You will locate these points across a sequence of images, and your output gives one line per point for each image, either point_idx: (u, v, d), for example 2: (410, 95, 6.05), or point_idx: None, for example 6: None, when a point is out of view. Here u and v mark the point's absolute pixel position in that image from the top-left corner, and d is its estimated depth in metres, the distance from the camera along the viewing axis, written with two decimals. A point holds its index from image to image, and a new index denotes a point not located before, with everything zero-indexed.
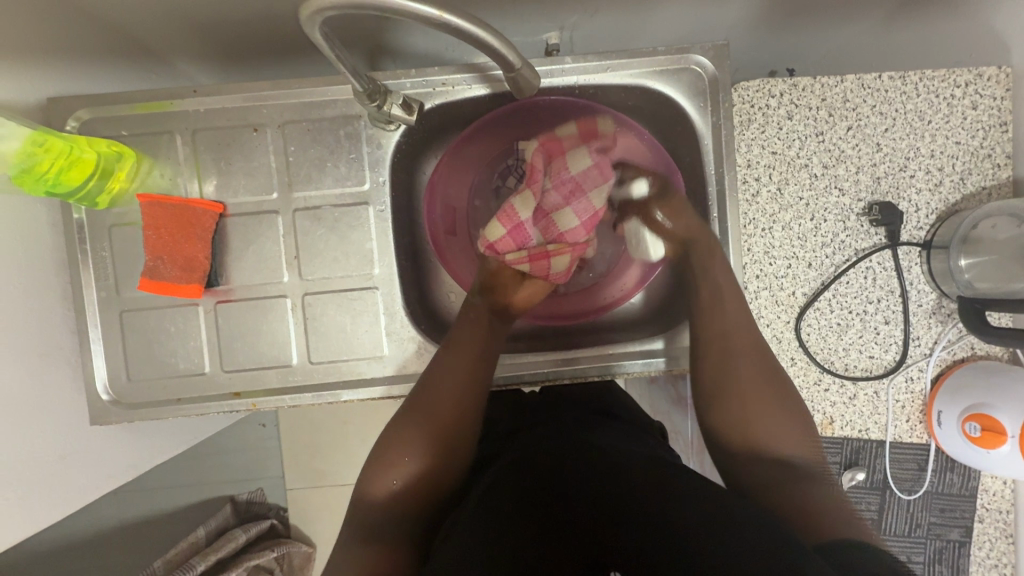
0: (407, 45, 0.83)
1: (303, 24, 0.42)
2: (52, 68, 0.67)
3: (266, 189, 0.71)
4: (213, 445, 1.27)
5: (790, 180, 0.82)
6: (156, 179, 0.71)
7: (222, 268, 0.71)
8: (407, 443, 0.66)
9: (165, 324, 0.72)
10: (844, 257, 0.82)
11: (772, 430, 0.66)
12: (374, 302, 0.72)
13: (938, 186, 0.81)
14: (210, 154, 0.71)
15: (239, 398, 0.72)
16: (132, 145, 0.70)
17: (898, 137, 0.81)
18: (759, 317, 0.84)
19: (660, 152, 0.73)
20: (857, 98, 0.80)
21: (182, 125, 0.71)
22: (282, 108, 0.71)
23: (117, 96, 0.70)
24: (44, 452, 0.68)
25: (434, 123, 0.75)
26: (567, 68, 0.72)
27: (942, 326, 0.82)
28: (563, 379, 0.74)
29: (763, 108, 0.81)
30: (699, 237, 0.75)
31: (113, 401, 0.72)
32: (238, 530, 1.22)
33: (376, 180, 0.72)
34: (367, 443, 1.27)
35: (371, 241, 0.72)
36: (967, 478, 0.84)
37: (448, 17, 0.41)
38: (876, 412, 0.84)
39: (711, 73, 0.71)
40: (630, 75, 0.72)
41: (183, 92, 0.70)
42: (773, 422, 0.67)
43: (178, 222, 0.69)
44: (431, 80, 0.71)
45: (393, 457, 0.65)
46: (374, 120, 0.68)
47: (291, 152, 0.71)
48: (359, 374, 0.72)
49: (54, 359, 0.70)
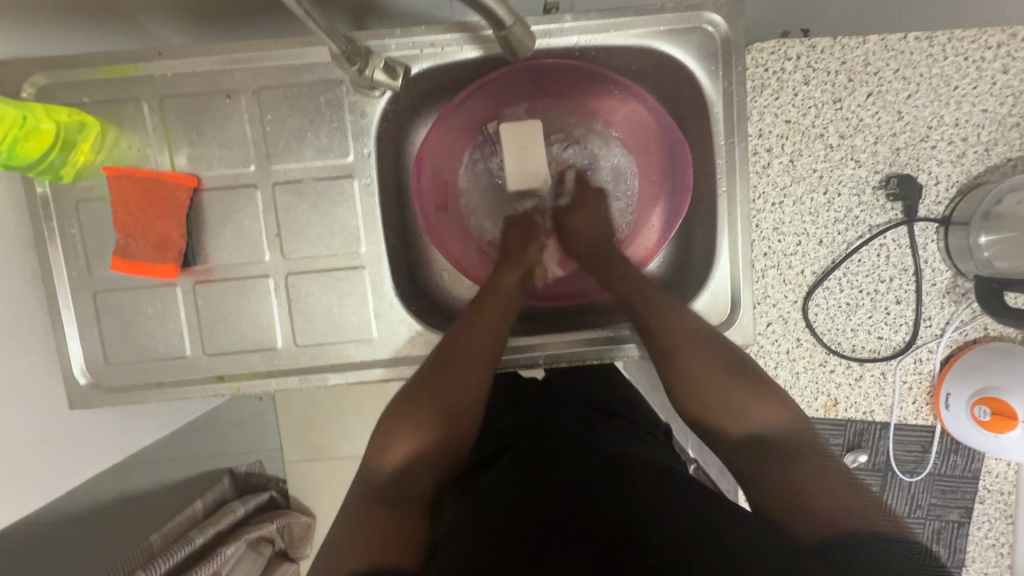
0: (392, 3, 0.76)
1: None
2: (3, 27, 0.62)
3: (242, 161, 0.66)
4: (206, 421, 1.25)
5: (804, 151, 0.77)
6: (123, 151, 0.66)
7: (199, 248, 0.67)
8: (412, 419, 0.61)
9: (141, 306, 0.68)
10: (857, 233, 0.78)
11: (748, 413, 0.59)
12: (362, 283, 0.68)
13: (961, 158, 0.76)
14: (181, 124, 0.66)
15: (222, 382, 0.69)
16: (95, 113, 0.65)
17: (921, 105, 0.75)
18: (766, 296, 0.80)
19: (661, 114, 0.69)
20: (880, 62, 0.74)
21: (149, 91, 0.65)
22: (256, 72, 0.65)
23: (76, 59, 0.64)
24: (23, 436, 0.66)
25: (423, 89, 0.70)
26: (566, 28, 0.65)
27: (956, 306, 0.79)
28: (562, 363, 0.71)
29: (778, 72, 0.76)
30: (705, 214, 0.71)
31: (91, 385, 0.69)
32: (236, 504, 1.21)
33: (361, 152, 0.67)
34: (362, 418, 1.26)
35: (356, 217, 0.68)
36: (970, 460, 0.83)
37: None
38: (882, 394, 0.82)
39: (723, 32, 0.65)
40: (634, 35, 0.66)
41: (147, 54, 0.64)
42: (750, 399, 0.59)
43: (150, 198, 0.65)
44: (419, 41, 0.65)
45: (392, 445, 0.60)
46: (356, 86, 0.63)
47: (268, 121, 0.66)
48: (348, 358, 0.69)
49: (25, 342, 0.67)
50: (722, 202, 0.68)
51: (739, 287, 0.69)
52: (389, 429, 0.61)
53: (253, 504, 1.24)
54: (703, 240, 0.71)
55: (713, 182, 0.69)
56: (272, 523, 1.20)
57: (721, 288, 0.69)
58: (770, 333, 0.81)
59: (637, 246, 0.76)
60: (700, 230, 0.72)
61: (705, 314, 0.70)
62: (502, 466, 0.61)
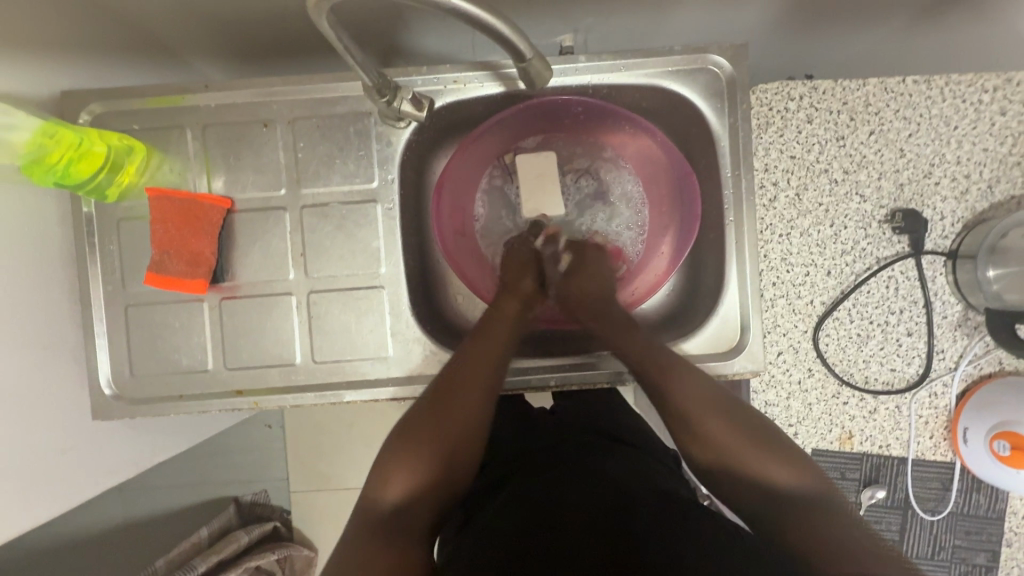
0: (420, 46, 0.82)
1: (310, 11, 0.42)
2: (65, 62, 0.68)
3: (274, 185, 0.71)
4: (215, 446, 1.25)
5: (810, 185, 0.80)
6: (165, 175, 0.70)
7: (227, 265, 0.71)
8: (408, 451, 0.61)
9: (169, 319, 0.71)
10: (864, 265, 0.80)
11: (766, 468, 0.57)
12: (380, 302, 0.71)
13: (964, 194, 0.78)
14: (220, 150, 0.70)
15: (240, 396, 0.71)
16: (143, 139, 0.70)
17: (922, 144, 0.78)
18: (775, 326, 0.81)
19: (670, 148, 0.73)
20: (881, 103, 0.78)
21: (193, 120, 0.70)
22: (293, 104, 0.70)
23: (129, 91, 0.70)
24: (45, 445, 0.68)
25: (445, 122, 0.74)
26: (581, 67, 0.70)
27: (968, 339, 0.79)
28: (571, 386, 0.71)
29: (782, 111, 0.79)
30: (714, 243, 0.73)
31: (115, 396, 0.71)
32: (240, 532, 1.19)
33: (385, 178, 0.71)
34: (371, 446, 1.25)
35: (378, 239, 0.71)
36: (994, 499, 0.81)
37: (457, 2, 0.41)
38: (898, 428, 0.81)
39: (728, 73, 0.69)
40: (644, 75, 0.71)
41: (195, 87, 0.70)
42: (768, 457, 0.57)
43: (186, 217, 0.68)
44: (443, 77, 0.70)
45: (390, 478, 0.59)
46: (383, 118, 0.68)
47: (300, 148, 0.70)
48: (363, 375, 0.71)
49: (55, 352, 0.69)
50: (730, 231, 0.71)
51: (748, 315, 0.70)
52: (388, 462, 0.61)
53: (258, 533, 1.21)
54: (713, 268, 0.73)
55: (721, 212, 0.71)
56: (272, 553, 1.17)
57: (731, 314, 0.71)
58: (781, 362, 0.81)
59: (646, 274, 0.78)
60: (709, 257, 0.74)
61: (714, 341, 0.71)
62: (504, 491, 0.62)
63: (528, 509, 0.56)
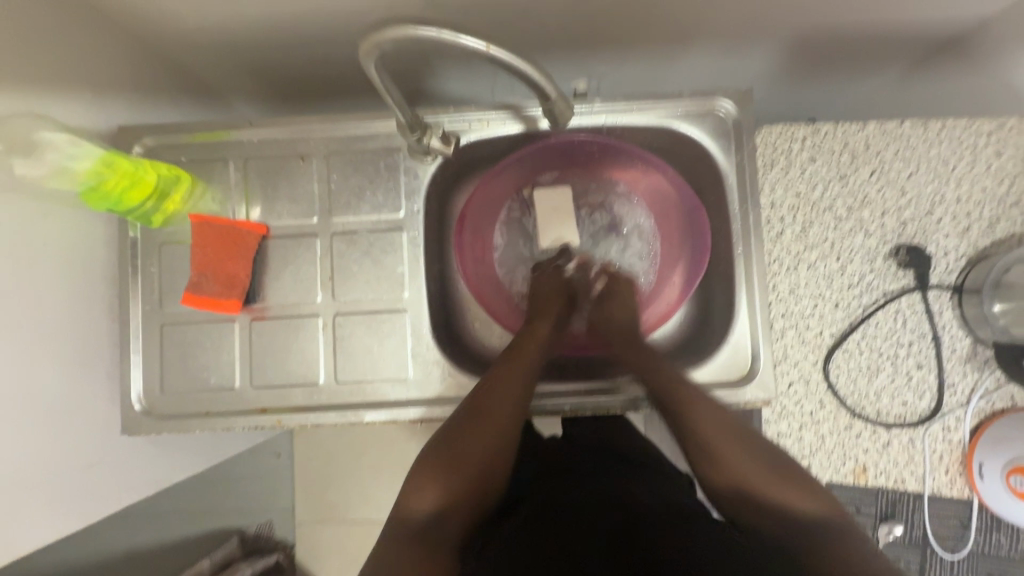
0: (445, 90, 0.88)
1: (360, 57, 0.48)
2: (123, 100, 0.74)
3: (307, 214, 0.75)
4: (226, 471, 1.26)
5: (815, 221, 0.83)
6: (206, 203, 0.75)
7: (260, 288, 0.75)
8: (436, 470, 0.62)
9: (201, 338, 0.74)
10: (872, 298, 0.82)
11: (786, 497, 0.59)
12: (403, 325, 0.74)
13: (966, 231, 0.81)
14: (259, 181, 0.76)
15: (264, 415, 0.73)
16: (189, 170, 0.76)
17: (922, 183, 0.82)
18: (786, 357, 0.82)
19: (680, 185, 0.76)
20: (880, 145, 0.82)
21: (236, 153, 0.76)
22: (328, 140, 0.76)
23: (179, 126, 0.76)
24: (71, 458, 0.69)
25: (468, 157, 0.80)
26: (596, 108, 0.76)
27: (979, 374, 0.80)
28: (585, 413, 0.73)
29: (786, 151, 0.83)
30: (724, 274, 0.76)
31: (144, 411, 0.74)
32: (244, 565, 1.17)
33: (411, 208, 0.75)
34: (380, 475, 1.26)
35: (402, 265, 0.75)
36: (1012, 539, 0.83)
37: (494, 49, 0.48)
38: (912, 462, 0.81)
39: (734, 116, 0.74)
40: (655, 117, 0.76)
41: (239, 124, 0.76)
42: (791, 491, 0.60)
43: (224, 241, 0.73)
44: (468, 117, 0.76)
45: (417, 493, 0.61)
46: (412, 153, 0.73)
47: (333, 180, 0.75)
48: (383, 396, 0.73)
49: (91, 368, 0.72)
50: (739, 262, 0.74)
51: (759, 344, 0.72)
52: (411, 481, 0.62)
53: (261, 566, 1.19)
54: (723, 298, 0.76)
55: (730, 244, 0.75)
56: None
57: (741, 343, 0.73)
58: (793, 394, 0.82)
59: (658, 302, 0.81)
60: (719, 288, 0.77)
61: (725, 369, 0.73)
62: (521, 513, 0.62)
63: (548, 530, 0.57)
